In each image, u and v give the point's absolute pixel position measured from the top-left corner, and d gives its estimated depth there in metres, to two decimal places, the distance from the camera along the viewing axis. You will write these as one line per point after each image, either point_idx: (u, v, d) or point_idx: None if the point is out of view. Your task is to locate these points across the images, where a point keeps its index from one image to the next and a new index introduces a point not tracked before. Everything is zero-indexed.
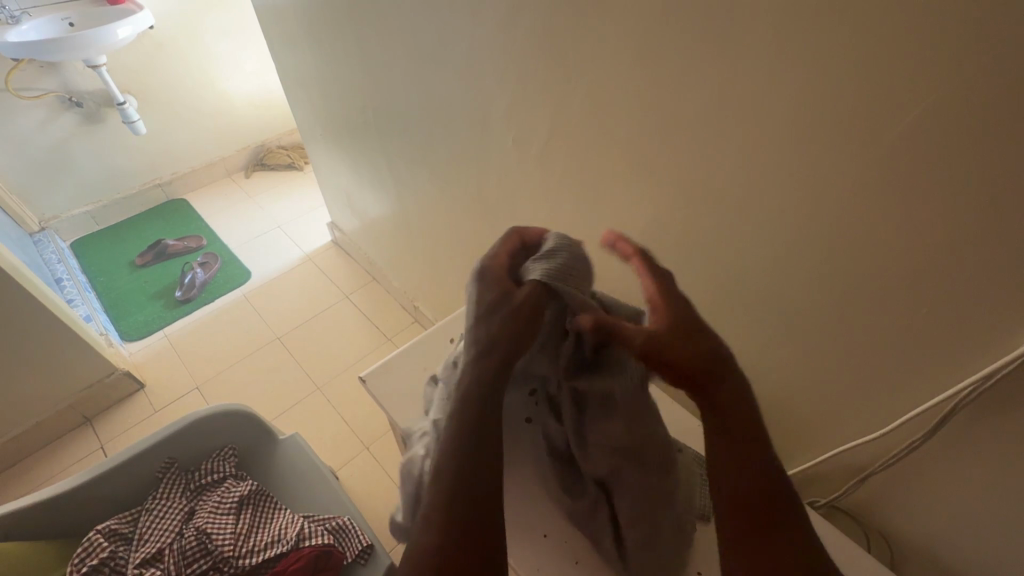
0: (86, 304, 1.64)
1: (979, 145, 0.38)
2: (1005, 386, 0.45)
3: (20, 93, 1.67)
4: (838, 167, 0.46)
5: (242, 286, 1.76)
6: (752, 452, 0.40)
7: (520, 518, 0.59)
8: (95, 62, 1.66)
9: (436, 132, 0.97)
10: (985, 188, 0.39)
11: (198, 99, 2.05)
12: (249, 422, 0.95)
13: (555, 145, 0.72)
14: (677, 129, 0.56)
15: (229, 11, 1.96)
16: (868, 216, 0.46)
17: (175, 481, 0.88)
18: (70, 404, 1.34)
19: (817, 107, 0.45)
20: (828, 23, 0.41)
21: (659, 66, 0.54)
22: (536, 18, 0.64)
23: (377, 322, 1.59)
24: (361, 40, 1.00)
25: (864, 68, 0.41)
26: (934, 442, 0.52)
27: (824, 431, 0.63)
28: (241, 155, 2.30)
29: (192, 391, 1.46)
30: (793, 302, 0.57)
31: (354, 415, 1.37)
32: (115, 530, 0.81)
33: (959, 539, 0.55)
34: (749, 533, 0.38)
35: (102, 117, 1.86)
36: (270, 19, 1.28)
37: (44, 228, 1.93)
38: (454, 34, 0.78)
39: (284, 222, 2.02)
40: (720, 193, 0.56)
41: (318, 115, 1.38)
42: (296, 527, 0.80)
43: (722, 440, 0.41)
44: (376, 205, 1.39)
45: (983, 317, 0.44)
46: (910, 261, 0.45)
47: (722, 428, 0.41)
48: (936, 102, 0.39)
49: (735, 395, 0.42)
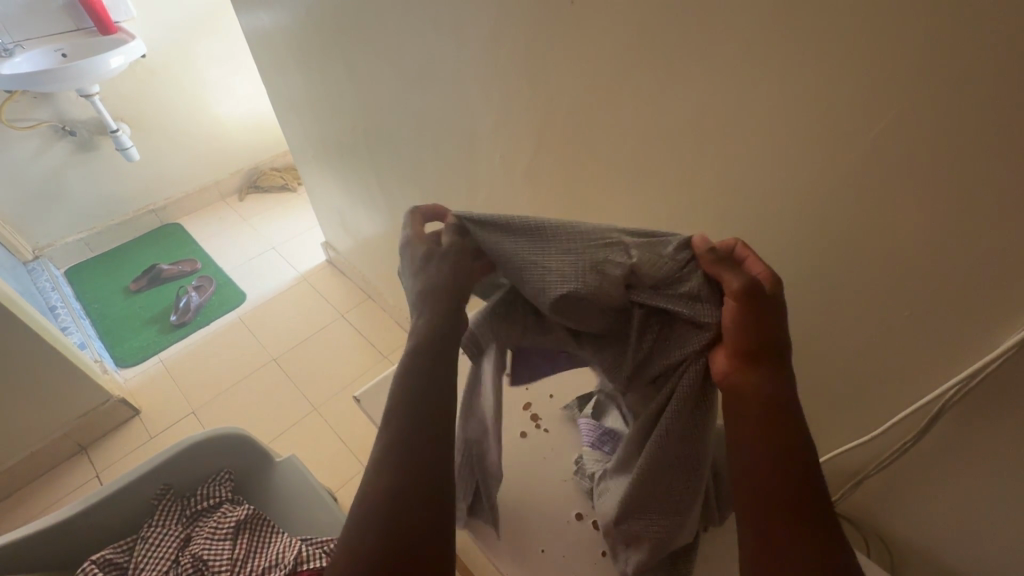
0: (80, 331, 1.63)
1: (955, 145, 0.39)
2: (992, 381, 0.45)
3: (14, 123, 1.68)
4: (819, 171, 0.47)
5: (236, 308, 1.76)
6: (774, 419, 0.39)
7: (518, 536, 0.58)
8: (88, 91, 1.68)
9: (425, 149, 0.98)
10: (962, 187, 0.40)
11: (190, 124, 2.07)
12: (245, 445, 0.94)
13: (543, 162, 0.74)
14: (660, 143, 0.58)
15: (219, 38, 1.99)
16: (849, 222, 0.47)
17: (171, 508, 0.87)
18: (65, 432, 1.33)
19: (792, 119, 0.46)
20: (800, 39, 0.43)
21: (640, 84, 0.56)
22: (519, 40, 0.66)
23: (373, 340, 1.60)
24: (350, 65, 1.02)
25: (841, 75, 0.42)
26: (925, 442, 0.52)
27: (818, 434, 0.63)
28: (234, 178, 2.32)
29: (188, 416, 1.45)
30: (780, 309, 0.58)
31: (351, 433, 1.37)
32: (110, 560, 0.80)
33: (960, 540, 0.55)
34: (768, 501, 0.38)
35: (95, 145, 1.88)
36: (259, 45, 1.30)
37: (38, 256, 1.93)
38: (441, 56, 0.79)
39: (279, 243, 2.03)
40: (704, 205, 0.57)
41: (309, 138, 1.40)
42: (293, 551, 0.78)
43: (752, 421, 0.40)
44: (368, 223, 1.40)
45: (966, 313, 0.44)
46: (891, 262, 0.46)
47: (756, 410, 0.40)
48: (911, 107, 0.40)
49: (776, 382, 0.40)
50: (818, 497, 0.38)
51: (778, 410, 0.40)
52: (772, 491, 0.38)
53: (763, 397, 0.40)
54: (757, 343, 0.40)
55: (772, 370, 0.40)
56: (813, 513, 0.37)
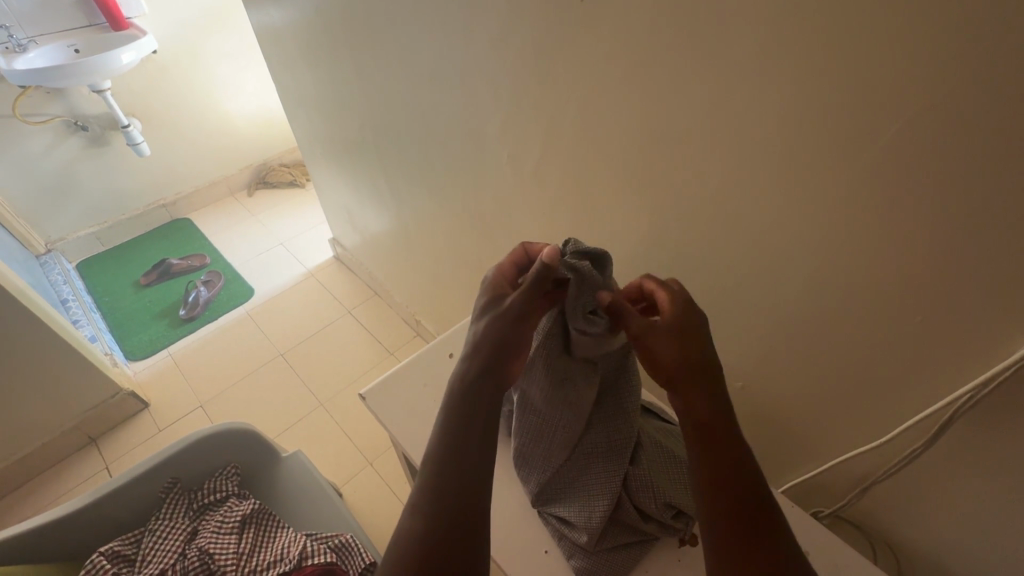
0: (91, 324, 1.64)
1: (973, 149, 0.38)
2: (1005, 389, 0.44)
3: (27, 119, 1.69)
4: (833, 170, 0.46)
5: (244, 303, 1.77)
6: (719, 442, 0.45)
7: (521, 534, 0.60)
8: (100, 86, 1.69)
9: (432, 147, 0.97)
10: (981, 187, 0.39)
11: (200, 120, 2.08)
12: (251, 440, 0.95)
13: (550, 161, 0.73)
14: (667, 144, 0.57)
15: (230, 34, 2.00)
16: (861, 227, 0.46)
17: (178, 502, 0.88)
18: (75, 424, 1.35)
19: (803, 122, 0.45)
20: (810, 40, 0.42)
21: (648, 85, 0.55)
22: (527, 37, 0.65)
23: (378, 337, 1.60)
24: (359, 62, 1.02)
25: (852, 77, 0.41)
26: (935, 450, 0.52)
27: (826, 439, 0.62)
28: (243, 174, 2.33)
29: (196, 409, 1.46)
30: (789, 313, 0.57)
31: (357, 429, 1.37)
32: (118, 553, 0.81)
33: (971, 547, 0.54)
34: (727, 522, 0.42)
35: (107, 140, 1.89)
36: (269, 42, 1.30)
37: (50, 250, 1.96)
38: (448, 53, 0.79)
39: (287, 239, 2.04)
40: (712, 208, 0.57)
41: (317, 135, 1.41)
42: (298, 546, 0.79)
43: (697, 447, 0.45)
44: (376, 221, 1.40)
45: (980, 321, 0.43)
46: (901, 268, 0.46)
47: (701, 436, 0.45)
48: (932, 103, 0.38)
49: (717, 407, 0.46)
50: (762, 502, 0.43)
51: (722, 432, 0.45)
52: (722, 513, 0.43)
53: (700, 414, 0.46)
54: (681, 367, 0.47)
55: (704, 388, 0.46)
56: (763, 528, 0.42)
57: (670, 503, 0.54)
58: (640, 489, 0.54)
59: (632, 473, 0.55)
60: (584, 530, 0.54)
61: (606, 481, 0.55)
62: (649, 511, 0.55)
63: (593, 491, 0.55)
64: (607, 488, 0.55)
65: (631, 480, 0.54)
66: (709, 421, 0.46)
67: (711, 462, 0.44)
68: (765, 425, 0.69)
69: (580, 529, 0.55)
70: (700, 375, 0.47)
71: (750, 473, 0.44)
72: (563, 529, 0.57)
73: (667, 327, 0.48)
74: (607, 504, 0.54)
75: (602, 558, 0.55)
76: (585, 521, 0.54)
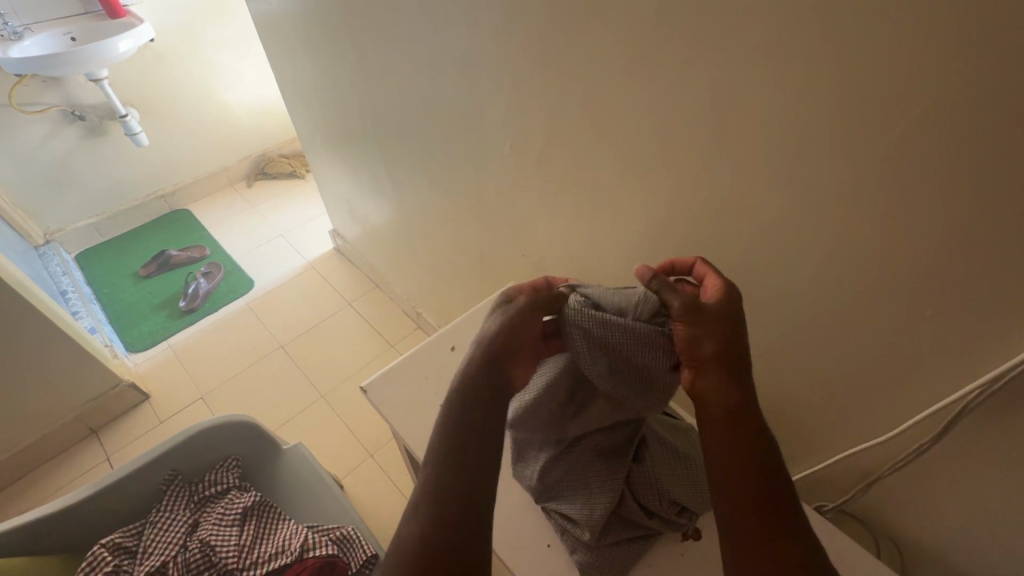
0: (91, 316, 1.64)
1: (985, 144, 0.37)
2: (1013, 386, 0.44)
3: (23, 108, 1.68)
4: (840, 164, 0.45)
5: (244, 295, 1.76)
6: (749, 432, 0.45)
7: (524, 527, 0.60)
8: (97, 75, 1.67)
9: (433, 137, 0.96)
10: (992, 183, 0.38)
11: (199, 109, 2.07)
12: (252, 432, 0.95)
13: (552, 153, 0.72)
14: (671, 137, 0.56)
15: (228, 23, 1.98)
16: (869, 222, 0.46)
17: (179, 494, 0.88)
18: (76, 416, 1.35)
19: (811, 114, 0.44)
20: (819, 30, 0.41)
21: (652, 75, 0.54)
22: (529, 25, 0.63)
23: (378, 329, 1.60)
24: (358, 50, 1.00)
25: (860, 68, 0.40)
26: (940, 447, 0.51)
27: (829, 434, 0.62)
28: (242, 164, 2.32)
29: (197, 401, 1.46)
30: (793, 307, 0.56)
31: (357, 421, 1.38)
32: (119, 544, 0.81)
33: (973, 543, 0.54)
34: (758, 513, 0.42)
35: (104, 130, 1.88)
36: (267, 30, 1.28)
37: (49, 241, 1.95)
38: (450, 42, 0.78)
39: (286, 230, 2.03)
40: (717, 201, 0.56)
41: (317, 125, 1.39)
42: (299, 538, 0.79)
43: (728, 436, 0.45)
44: (376, 212, 1.39)
45: (988, 318, 0.43)
46: (909, 263, 0.45)
47: (733, 425, 0.45)
48: (945, 94, 0.37)
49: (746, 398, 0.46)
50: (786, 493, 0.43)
51: (747, 423, 0.45)
52: (753, 503, 0.43)
53: (731, 403, 0.45)
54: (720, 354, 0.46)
55: (736, 376, 0.46)
56: (784, 520, 0.42)
57: (674, 500, 0.55)
58: (644, 484, 0.54)
59: (636, 471, 0.55)
60: (586, 528, 0.54)
61: (608, 479, 0.55)
62: (650, 507, 0.55)
63: (596, 488, 0.55)
64: (610, 485, 0.54)
65: (634, 476, 0.55)
66: (738, 410, 0.45)
67: (742, 449, 0.44)
68: (768, 420, 0.68)
69: (581, 526, 0.55)
70: (734, 364, 0.46)
71: (775, 464, 0.44)
72: (565, 527, 0.57)
73: (712, 308, 0.47)
74: (610, 501, 0.54)
75: (604, 554, 0.55)
76: (587, 519, 0.54)
